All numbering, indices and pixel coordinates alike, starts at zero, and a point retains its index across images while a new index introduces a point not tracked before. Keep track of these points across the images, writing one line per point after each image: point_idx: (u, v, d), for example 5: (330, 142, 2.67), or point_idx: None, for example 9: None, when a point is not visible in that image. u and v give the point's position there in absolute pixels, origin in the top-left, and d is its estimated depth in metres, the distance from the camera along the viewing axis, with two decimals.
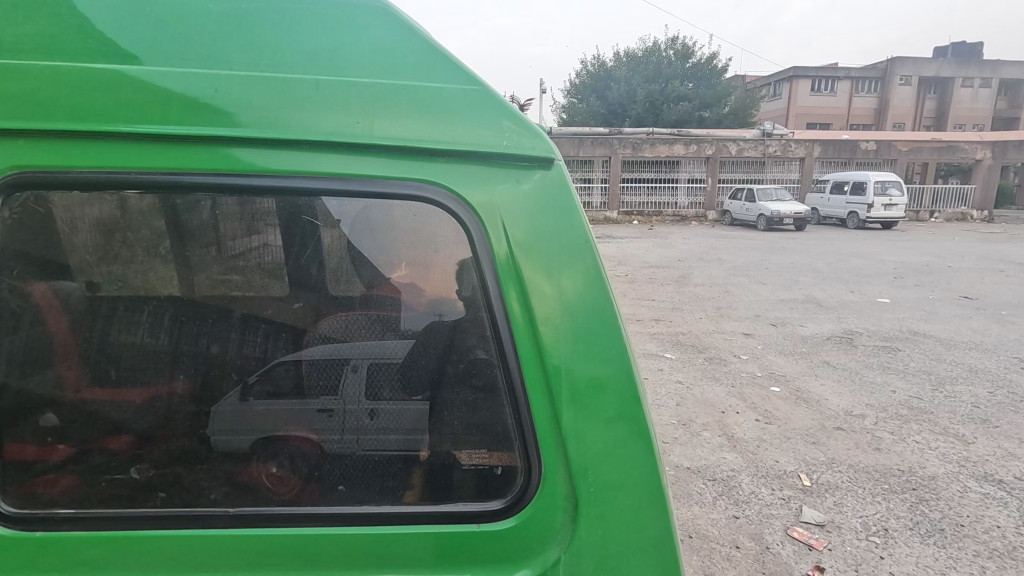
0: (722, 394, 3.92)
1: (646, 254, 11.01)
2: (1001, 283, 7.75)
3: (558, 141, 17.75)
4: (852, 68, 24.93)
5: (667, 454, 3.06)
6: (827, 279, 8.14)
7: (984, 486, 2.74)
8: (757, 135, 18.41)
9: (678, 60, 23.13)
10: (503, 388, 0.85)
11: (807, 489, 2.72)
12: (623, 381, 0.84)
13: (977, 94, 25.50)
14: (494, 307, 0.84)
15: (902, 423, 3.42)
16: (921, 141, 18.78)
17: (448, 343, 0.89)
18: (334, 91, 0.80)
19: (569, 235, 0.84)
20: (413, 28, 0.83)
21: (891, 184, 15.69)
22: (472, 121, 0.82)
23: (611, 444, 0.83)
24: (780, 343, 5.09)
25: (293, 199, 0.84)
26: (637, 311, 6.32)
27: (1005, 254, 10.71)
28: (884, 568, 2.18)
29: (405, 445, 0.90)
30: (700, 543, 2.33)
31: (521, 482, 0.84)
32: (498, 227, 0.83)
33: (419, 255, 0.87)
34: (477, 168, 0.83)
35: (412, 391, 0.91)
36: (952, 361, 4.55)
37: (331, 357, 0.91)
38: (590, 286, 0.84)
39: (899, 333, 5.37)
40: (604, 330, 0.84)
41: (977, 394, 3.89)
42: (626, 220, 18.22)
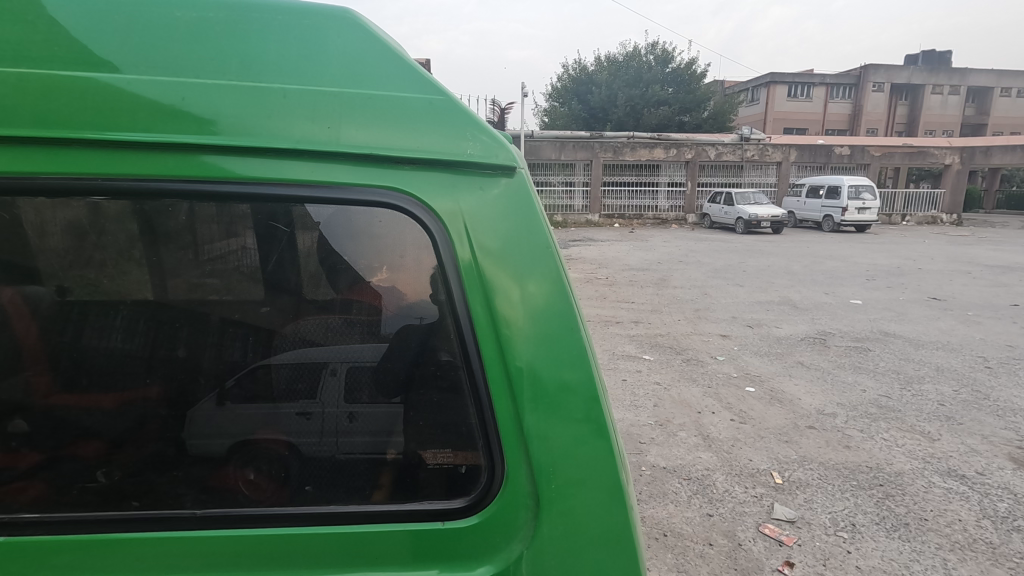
0: (699, 394, 3.99)
1: (626, 256, 11.10)
2: (968, 285, 7.99)
3: (539, 145, 17.80)
4: (827, 75, 25.51)
5: (644, 455, 3.11)
6: (802, 281, 8.32)
7: (948, 481, 2.83)
8: (735, 140, 18.74)
9: (658, 66, 23.46)
10: (468, 389, 0.88)
11: (779, 486, 2.78)
12: (585, 383, 0.87)
13: (946, 101, 26.28)
14: (459, 311, 0.86)
15: (871, 421, 3.52)
16: (893, 147, 19.28)
17: (420, 346, 0.91)
18: (303, 99, 0.81)
19: (532, 239, 0.87)
20: (379, 38, 0.86)
21: (864, 189, 16.10)
22: (436, 129, 0.84)
23: (572, 442, 0.85)
24: (756, 344, 5.19)
25: (267, 205, 0.85)
26: (616, 313, 6.39)
27: (973, 256, 11.05)
28: (850, 562, 2.24)
29: (374, 447, 0.92)
30: (674, 541, 2.38)
31: (485, 480, 0.86)
32: (462, 233, 0.85)
33: (393, 258, 0.88)
34: (442, 175, 0.85)
35: (388, 394, 0.93)
36: (920, 361, 4.69)
37: (308, 361, 0.93)
38: (552, 289, 0.87)
39: (870, 334, 5.51)
40: (566, 332, 0.87)
41: (942, 392, 4.02)
42: (608, 224, 18.38)
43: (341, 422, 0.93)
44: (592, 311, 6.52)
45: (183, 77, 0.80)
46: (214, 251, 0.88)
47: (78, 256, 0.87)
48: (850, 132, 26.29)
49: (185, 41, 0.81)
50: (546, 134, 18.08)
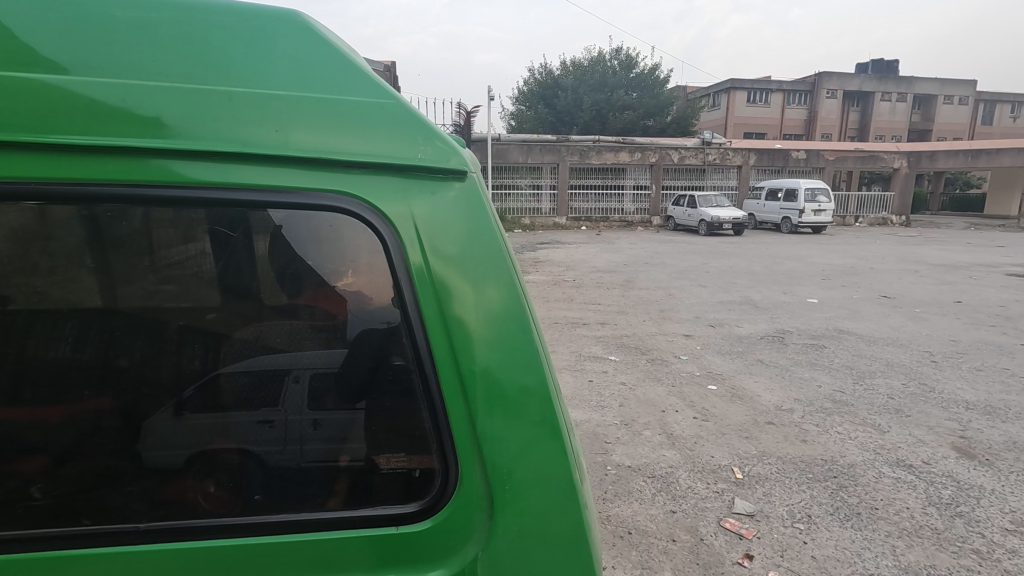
0: (663, 393, 4.06)
1: (593, 259, 11.21)
2: (916, 283, 8.38)
3: (506, 148, 17.84)
4: (783, 82, 26.40)
5: (609, 454, 3.15)
6: (762, 281, 8.57)
7: (897, 471, 2.96)
8: (697, 144, 19.19)
9: (622, 71, 23.88)
10: (421, 392, 0.88)
11: (739, 481, 2.86)
12: (539, 385, 0.88)
13: (895, 108, 27.50)
14: (410, 315, 0.86)
15: (826, 416, 3.65)
16: (846, 151, 20.06)
17: (380, 350, 0.90)
18: (250, 103, 0.80)
19: (483, 243, 0.87)
20: (329, 43, 0.86)
21: (819, 192, 16.71)
22: (386, 134, 0.84)
23: (526, 444, 0.86)
24: (718, 343, 5.32)
25: (223, 210, 0.83)
26: (583, 315, 6.46)
27: (921, 256, 11.58)
28: (806, 552, 2.32)
29: (331, 454, 0.91)
30: (639, 538, 2.41)
31: (439, 483, 0.86)
32: (413, 237, 0.85)
33: (359, 261, 0.87)
34: (393, 178, 0.85)
35: (353, 400, 0.92)
36: (872, 357, 4.89)
37: (272, 368, 0.92)
38: (503, 290, 0.88)
39: (826, 331, 5.71)
40: (519, 335, 0.88)
41: (892, 386, 4.20)
42: (575, 226, 18.54)
43: (305, 430, 0.92)
44: (559, 313, 6.57)
45: (129, 80, 0.78)
46: (171, 257, 0.85)
47: (21, 262, 0.83)
48: (806, 136, 27.26)
49: (130, 43, 0.79)
50: (513, 138, 18.15)
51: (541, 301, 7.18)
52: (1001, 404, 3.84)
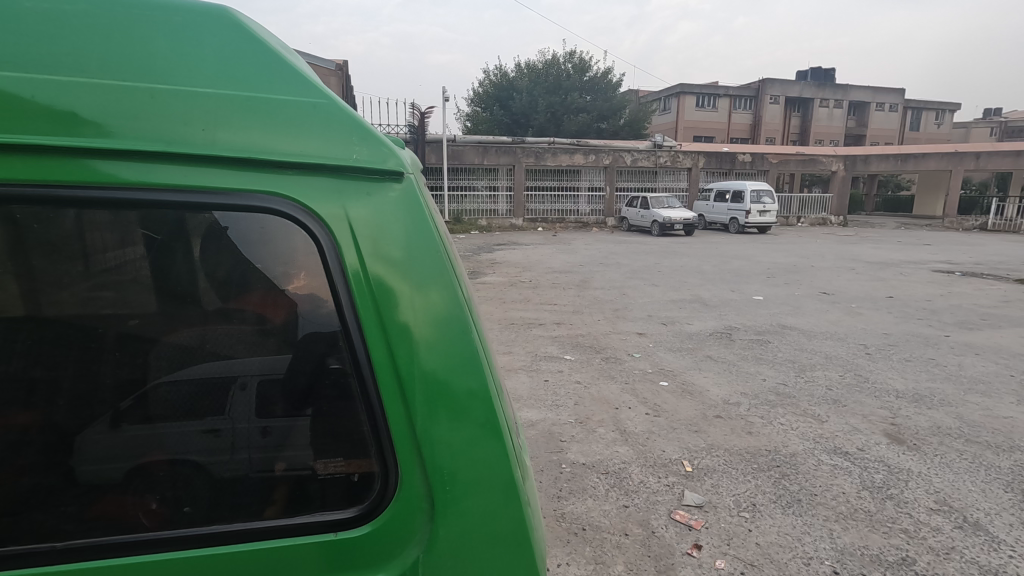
0: (616, 391, 4.14)
1: (549, 260, 11.31)
2: (852, 280, 8.85)
3: (461, 150, 17.76)
4: (729, 87, 27.42)
5: (564, 452, 3.19)
6: (711, 280, 8.86)
7: (834, 458, 3.12)
8: (649, 147, 19.68)
9: (576, 74, 24.21)
10: (359, 395, 0.87)
11: (689, 474, 2.94)
12: (480, 387, 0.88)
13: (832, 114, 28.97)
14: (347, 317, 0.85)
15: (770, 407, 3.81)
16: (788, 155, 20.99)
17: (323, 355, 0.88)
18: (176, 101, 0.78)
19: (423, 244, 0.87)
20: (259, 41, 0.84)
21: (764, 193, 17.42)
22: (320, 134, 0.83)
23: (467, 445, 0.87)
24: (670, 340, 5.47)
25: (159, 211, 0.79)
26: (539, 315, 6.51)
27: (856, 254, 12.24)
28: (751, 539, 2.41)
29: (276, 463, 0.89)
30: (593, 534, 2.45)
31: (379, 486, 0.86)
32: (349, 239, 0.84)
33: (311, 260, 0.85)
34: (327, 178, 0.84)
35: (300, 407, 0.90)
36: (812, 350, 5.14)
37: (218, 375, 0.89)
38: (442, 291, 0.88)
39: (770, 327, 5.96)
40: (459, 334, 0.88)
41: (831, 377, 4.43)
42: (531, 227, 18.66)
43: (253, 437, 0.90)
44: (516, 314, 6.59)
45: (51, 75, 0.74)
46: (108, 262, 0.80)
47: None
48: (751, 140, 28.38)
49: (52, 38, 0.75)
50: (469, 139, 18.08)
51: (498, 303, 7.19)
52: (927, 392, 4.11)
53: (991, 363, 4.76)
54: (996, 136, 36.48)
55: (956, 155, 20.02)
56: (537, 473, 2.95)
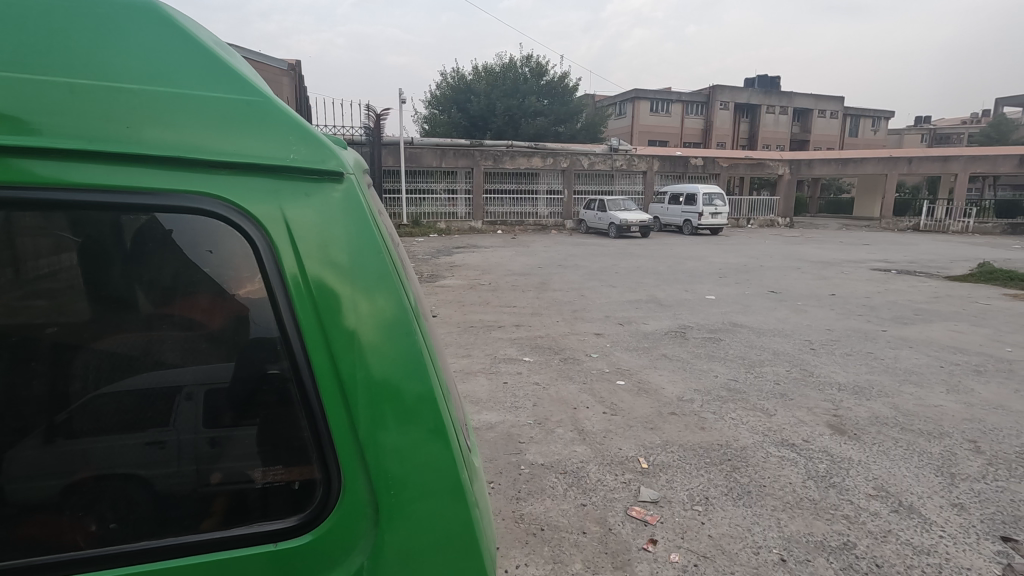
0: (575, 391, 4.19)
1: (508, 262, 11.32)
2: (798, 279, 9.24)
3: (419, 152, 17.59)
4: (681, 93, 28.23)
5: (523, 454, 3.19)
6: (666, 281, 9.08)
7: (781, 450, 3.25)
8: (605, 150, 20.02)
9: (533, 78, 24.38)
10: (299, 401, 0.85)
11: (644, 471, 3.00)
12: (426, 389, 0.88)
13: (778, 120, 30.20)
14: (286, 323, 0.83)
15: (722, 403, 3.94)
16: (738, 159, 21.76)
17: (266, 362, 0.85)
18: (99, 96, 0.74)
19: (366, 246, 0.86)
20: (191, 37, 0.81)
21: (716, 196, 17.99)
22: (255, 134, 0.81)
23: (412, 449, 0.86)
24: (626, 340, 5.57)
25: (93, 215, 0.76)
26: (498, 318, 6.51)
27: (802, 254, 12.79)
28: (704, 531, 2.48)
29: (225, 475, 0.86)
30: (551, 534, 2.46)
31: (321, 493, 0.84)
32: (286, 242, 0.82)
33: (260, 263, 0.82)
34: (263, 178, 0.82)
35: (249, 415, 0.87)
36: (761, 347, 5.33)
37: (164, 384, 0.85)
38: (384, 294, 0.86)
39: (722, 325, 6.15)
40: (403, 338, 0.87)
41: (778, 372, 4.61)
42: (490, 230, 18.65)
43: (201, 449, 0.86)
44: (475, 316, 6.57)
45: None
46: (41, 268, 0.76)
47: None
48: (703, 145, 29.28)
49: None
50: (426, 141, 17.91)
51: (457, 306, 7.15)
52: (867, 384, 4.33)
53: (924, 356, 5.06)
54: (927, 142, 38.80)
55: (891, 160, 21.20)
56: (496, 476, 2.94)
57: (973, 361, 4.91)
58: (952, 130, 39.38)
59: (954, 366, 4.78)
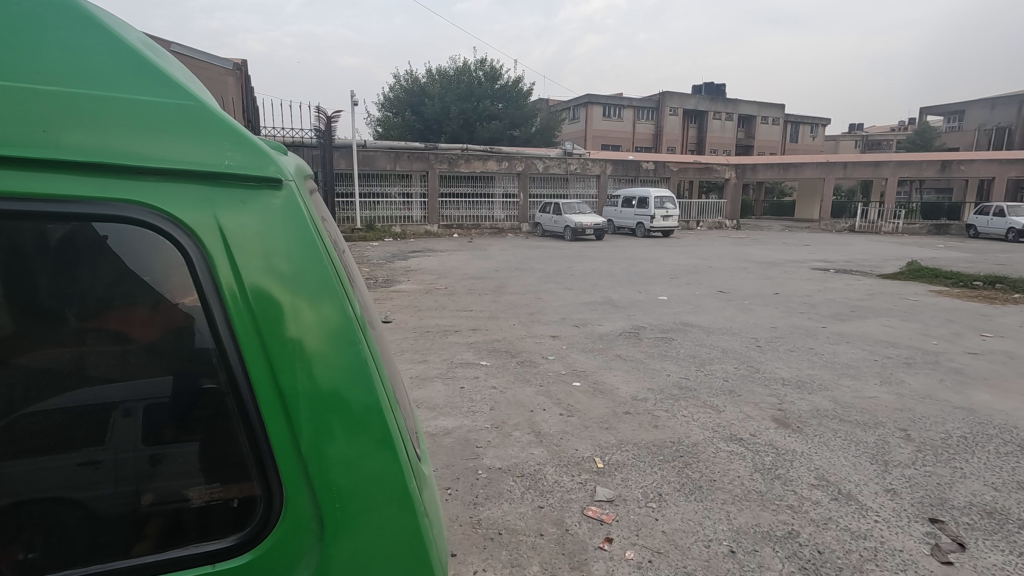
0: (532, 393, 4.21)
1: (465, 266, 11.27)
2: (744, 278, 9.61)
3: (373, 155, 17.30)
4: (633, 99, 28.95)
5: (480, 458, 3.18)
6: (620, 282, 9.26)
7: (730, 445, 3.36)
8: (560, 154, 20.27)
9: (487, 82, 24.44)
10: (237, 415, 0.82)
11: (600, 470, 3.05)
12: (373, 400, 0.86)
13: (725, 126, 31.36)
14: (222, 335, 0.80)
15: (674, 401, 4.04)
16: (687, 163, 22.45)
17: (204, 376, 0.82)
18: (11, 99, 0.70)
19: (308, 254, 0.84)
20: (114, 35, 0.78)
21: (667, 199, 18.50)
22: (185, 138, 0.78)
23: (360, 460, 0.85)
24: (582, 342, 5.65)
25: (13, 223, 0.71)
26: (454, 322, 6.46)
27: (748, 255, 13.32)
28: (657, 528, 2.54)
29: (165, 495, 0.82)
30: (508, 538, 2.46)
31: (262, 510, 0.81)
32: (221, 251, 0.79)
33: (198, 273, 0.79)
34: (196, 185, 0.79)
35: (191, 430, 0.84)
36: (710, 345, 5.50)
37: (99, 400, 0.81)
38: (327, 304, 0.85)
39: (674, 325, 6.32)
40: (349, 347, 0.86)
41: (727, 370, 4.77)
42: (446, 234, 18.54)
43: (141, 468, 0.82)
44: (431, 321, 6.50)
45: None
46: None
47: None
48: (654, 149, 30.07)
49: None
50: (380, 144, 17.63)
51: (412, 311, 7.06)
52: (808, 378, 4.54)
53: (860, 350, 5.35)
54: (859, 148, 41.20)
55: (828, 164, 22.36)
56: (453, 482, 2.92)
57: (903, 354, 5.23)
58: (883, 137, 41.91)
59: (887, 359, 5.08)
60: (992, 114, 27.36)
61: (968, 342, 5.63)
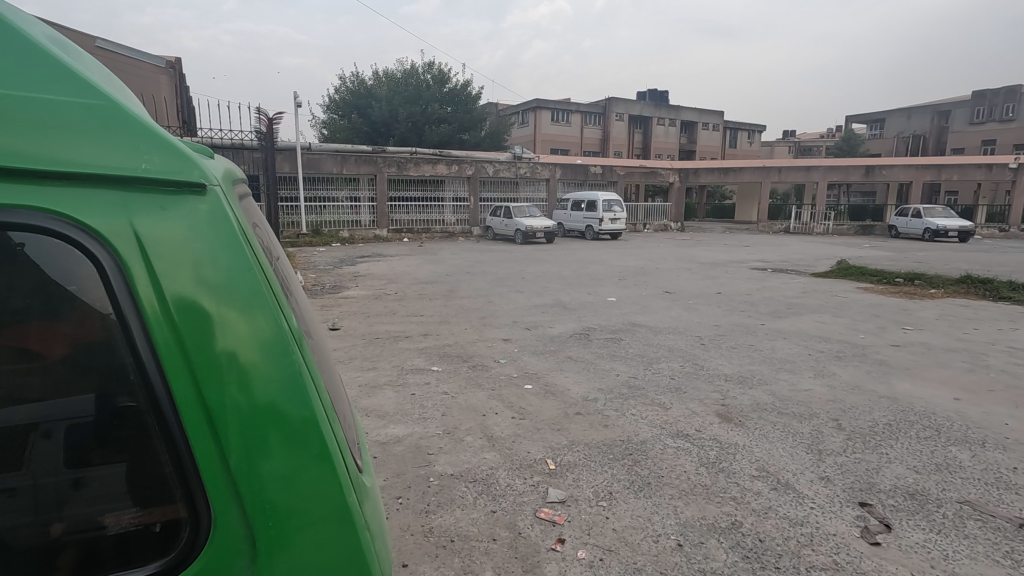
0: (484, 397, 4.20)
1: (415, 270, 11.12)
2: (689, 279, 9.94)
3: (318, 158, 16.84)
4: (580, 104, 29.48)
5: (432, 465, 3.15)
6: (570, 284, 9.39)
7: (677, 440, 3.46)
8: (509, 158, 20.39)
9: (436, 85, 24.30)
10: (159, 433, 0.78)
11: (552, 471, 3.07)
12: (307, 413, 0.83)
13: (669, 131, 32.40)
14: (141, 350, 0.76)
15: (623, 400, 4.12)
16: (633, 167, 23.05)
17: (125, 392, 0.77)
18: None
19: (236, 262, 0.81)
20: (24, 36, 0.74)
21: (614, 203, 18.93)
22: (100, 141, 0.74)
23: (295, 474, 0.82)
24: (533, 344, 5.68)
25: None
26: (405, 328, 6.36)
27: (692, 256, 13.80)
28: (608, 526, 2.58)
29: (87, 522, 0.77)
30: (461, 545, 2.44)
31: (188, 533, 0.77)
32: (140, 260, 0.75)
33: (118, 283, 0.74)
34: (109, 192, 0.75)
35: (116, 452, 0.78)
36: (657, 344, 5.66)
37: (15, 424, 0.76)
38: (257, 313, 0.81)
39: (622, 325, 6.45)
40: (282, 358, 0.83)
41: (673, 368, 4.92)
42: (396, 238, 18.26)
43: (63, 493, 0.77)
44: (381, 327, 6.38)
45: None
46: None
47: None
48: (602, 154, 30.71)
49: None
50: (326, 147, 17.20)
51: (361, 317, 6.91)
52: (749, 374, 4.74)
53: (795, 345, 5.63)
54: (792, 153, 43.53)
55: (764, 169, 23.47)
56: (404, 491, 2.87)
57: (835, 348, 5.54)
58: (813, 143, 44.37)
59: (820, 353, 5.37)
60: (908, 123, 29.49)
61: (892, 336, 6.02)
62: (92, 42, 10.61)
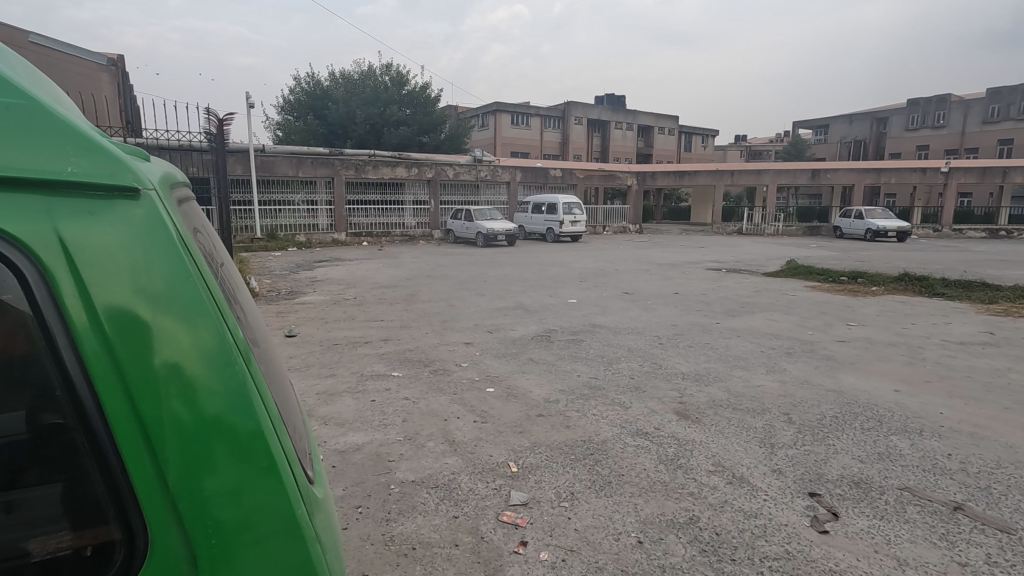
0: (445, 402, 4.16)
1: (374, 275, 10.96)
2: (647, 279, 10.14)
3: (272, 160, 16.38)
4: (539, 107, 29.71)
5: (393, 472, 3.09)
6: (532, 287, 9.44)
7: (637, 439, 3.52)
8: (470, 161, 20.35)
9: (394, 87, 24.04)
10: (93, 451, 0.74)
11: (514, 474, 3.07)
12: (252, 427, 0.81)
13: (626, 135, 33.03)
14: (70, 363, 0.72)
15: (584, 401, 4.17)
16: (592, 171, 23.39)
17: (55, 407, 0.73)
18: None
19: (175, 271, 0.78)
20: None
21: (574, 206, 19.15)
22: (26, 145, 0.72)
23: (240, 490, 0.79)
24: (495, 347, 5.68)
25: None
26: (364, 333, 6.25)
27: (650, 257, 14.10)
28: (570, 526, 2.59)
29: (15, 547, 0.72)
30: (423, 552, 2.41)
31: (122, 557, 0.74)
32: (69, 268, 0.71)
33: (48, 291, 0.71)
34: (37, 198, 0.71)
35: (48, 472, 0.74)
36: (617, 345, 5.74)
37: None
38: (198, 324, 0.78)
39: (583, 327, 6.52)
40: (226, 370, 0.80)
41: (632, 367, 5.00)
42: (355, 242, 17.94)
43: None
44: (339, 333, 6.24)
45: None
46: None
47: None
48: (561, 157, 31.03)
49: None
50: (280, 149, 16.74)
51: (318, 323, 6.74)
52: (705, 372, 4.87)
53: (748, 343, 5.81)
54: (744, 157, 45.08)
55: (718, 172, 24.19)
56: (364, 500, 2.82)
57: (785, 345, 5.75)
58: (763, 148, 46.08)
59: (771, 350, 5.57)
60: (850, 129, 30.99)
61: (838, 332, 6.30)
62: (24, 37, 10.00)
